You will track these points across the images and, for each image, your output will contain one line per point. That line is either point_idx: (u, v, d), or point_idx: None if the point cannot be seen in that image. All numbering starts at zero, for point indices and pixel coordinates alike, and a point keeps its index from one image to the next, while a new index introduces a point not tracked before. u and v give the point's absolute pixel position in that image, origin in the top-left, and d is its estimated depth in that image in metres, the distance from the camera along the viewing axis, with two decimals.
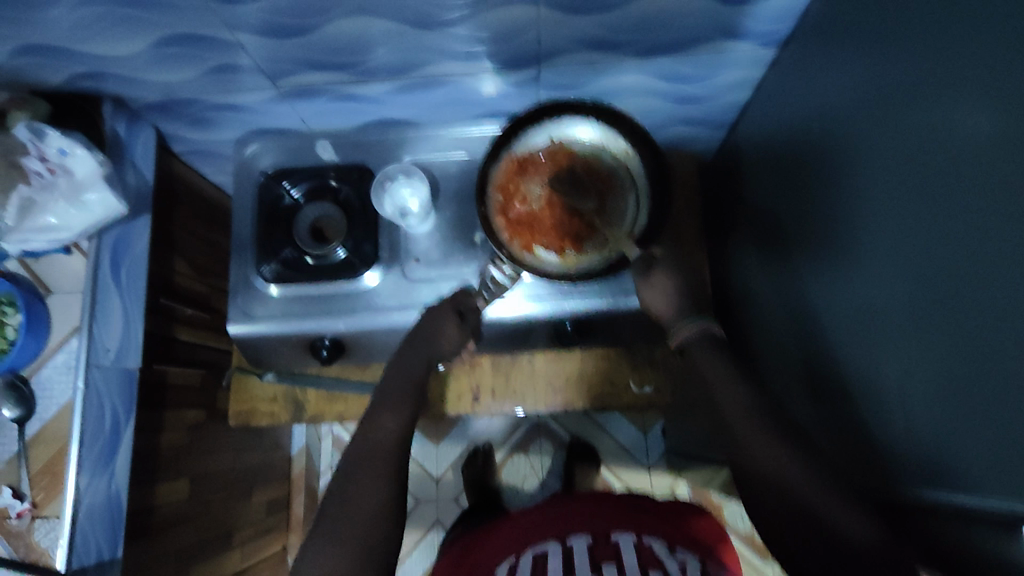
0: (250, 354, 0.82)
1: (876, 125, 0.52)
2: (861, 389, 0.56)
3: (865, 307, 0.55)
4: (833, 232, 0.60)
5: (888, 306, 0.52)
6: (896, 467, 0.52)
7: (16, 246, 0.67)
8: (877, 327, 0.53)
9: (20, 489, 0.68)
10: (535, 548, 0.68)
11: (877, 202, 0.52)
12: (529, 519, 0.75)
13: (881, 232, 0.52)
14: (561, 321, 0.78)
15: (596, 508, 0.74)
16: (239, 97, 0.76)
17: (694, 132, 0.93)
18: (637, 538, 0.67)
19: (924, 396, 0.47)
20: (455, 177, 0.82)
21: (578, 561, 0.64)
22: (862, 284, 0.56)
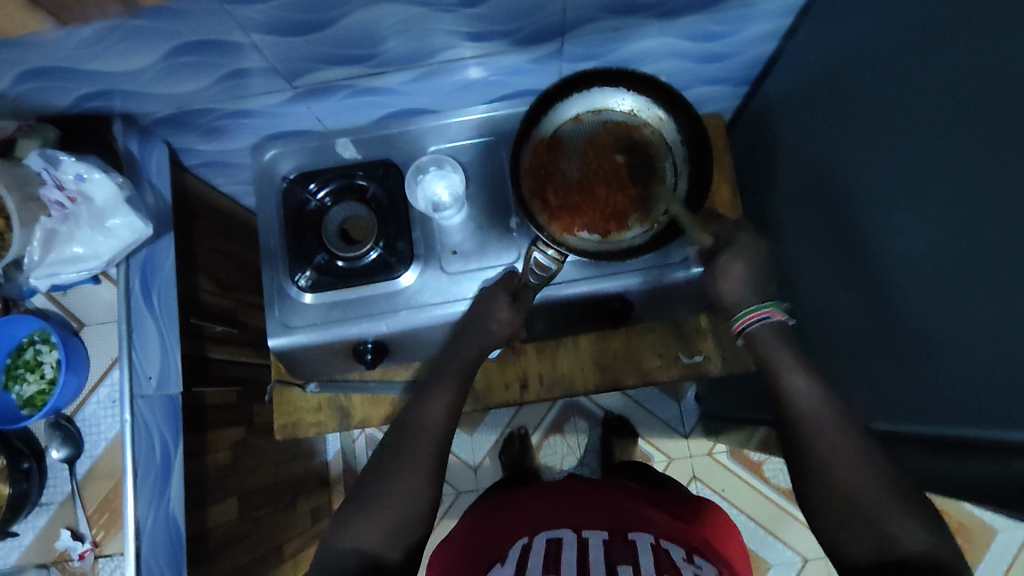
0: (290, 366, 0.80)
1: (977, 68, 0.50)
2: (953, 338, 0.55)
3: (960, 253, 0.54)
4: (914, 180, 0.58)
5: (993, 250, 0.50)
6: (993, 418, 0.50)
7: (45, 280, 0.65)
8: (977, 275, 0.52)
9: (79, 529, 0.66)
10: (549, 534, 0.66)
11: (978, 145, 0.51)
12: (537, 508, 0.73)
13: (982, 174, 0.50)
14: (610, 297, 0.76)
15: (611, 508, 0.72)
16: (252, 102, 0.73)
17: (718, 91, 0.90)
18: (654, 540, 0.65)
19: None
20: (481, 163, 0.78)
21: (593, 552, 0.62)
22: (956, 231, 0.54)
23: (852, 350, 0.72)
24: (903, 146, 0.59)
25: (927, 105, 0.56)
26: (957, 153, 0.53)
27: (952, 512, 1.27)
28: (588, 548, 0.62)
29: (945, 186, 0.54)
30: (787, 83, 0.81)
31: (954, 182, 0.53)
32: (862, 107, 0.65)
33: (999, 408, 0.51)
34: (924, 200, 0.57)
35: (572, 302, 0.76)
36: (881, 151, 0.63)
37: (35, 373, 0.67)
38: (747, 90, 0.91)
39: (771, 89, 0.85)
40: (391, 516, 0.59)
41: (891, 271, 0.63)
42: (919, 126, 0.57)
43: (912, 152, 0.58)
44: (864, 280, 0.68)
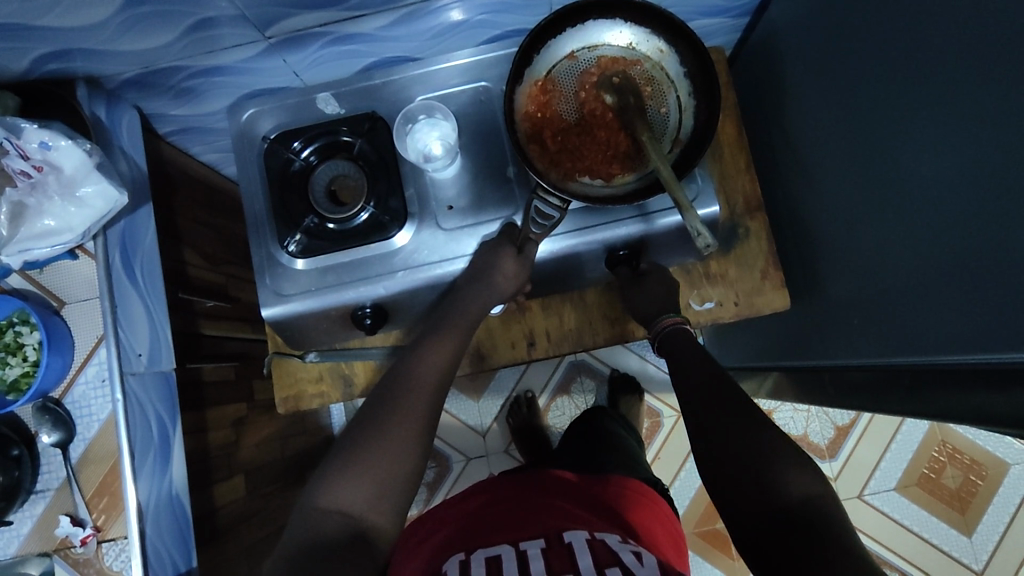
0: (287, 336, 0.77)
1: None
2: (975, 258, 0.52)
3: (983, 171, 0.50)
4: (932, 94, 0.54)
5: (1012, 158, 0.47)
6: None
7: (17, 257, 0.60)
8: (995, 187, 0.49)
9: (78, 515, 0.63)
10: (487, 550, 0.56)
11: (999, 49, 0.47)
12: (452, 525, 0.63)
13: (1002, 82, 0.47)
14: (614, 245, 0.72)
15: (555, 508, 0.63)
16: (223, 57, 0.68)
17: (716, 22, 0.85)
18: (589, 533, 0.57)
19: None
20: (472, 111, 0.74)
21: (532, 567, 0.52)
22: (973, 144, 0.51)
23: (864, 281, 0.68)
24: (917, 59, 0.56)
25: (945, 11, 0.52)
26: (980, 60, 0.49)
27: (965, 450, 1.26)
28: (525, 560, 0.53)
29: (966, 96, 0.51)
30: (790, 8, 0.76)
31: (975, 89, 0.50)
32: (871, 23, 0.61)
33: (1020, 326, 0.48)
34: (935, 113, 0.54)
35: (574, 255, 0.73)
36: (889, 67, 0.59)
37: (18, 356, 0.64)
38: (747, 21, 0.87)
39: (774, 16, 0.80)
40: (399, 485, 0.57)
41: (908, 201, 0.59)
42: (937, 36, 0.53)
43: (926, 65, 0.55)
44: (879, 209, 0.64)
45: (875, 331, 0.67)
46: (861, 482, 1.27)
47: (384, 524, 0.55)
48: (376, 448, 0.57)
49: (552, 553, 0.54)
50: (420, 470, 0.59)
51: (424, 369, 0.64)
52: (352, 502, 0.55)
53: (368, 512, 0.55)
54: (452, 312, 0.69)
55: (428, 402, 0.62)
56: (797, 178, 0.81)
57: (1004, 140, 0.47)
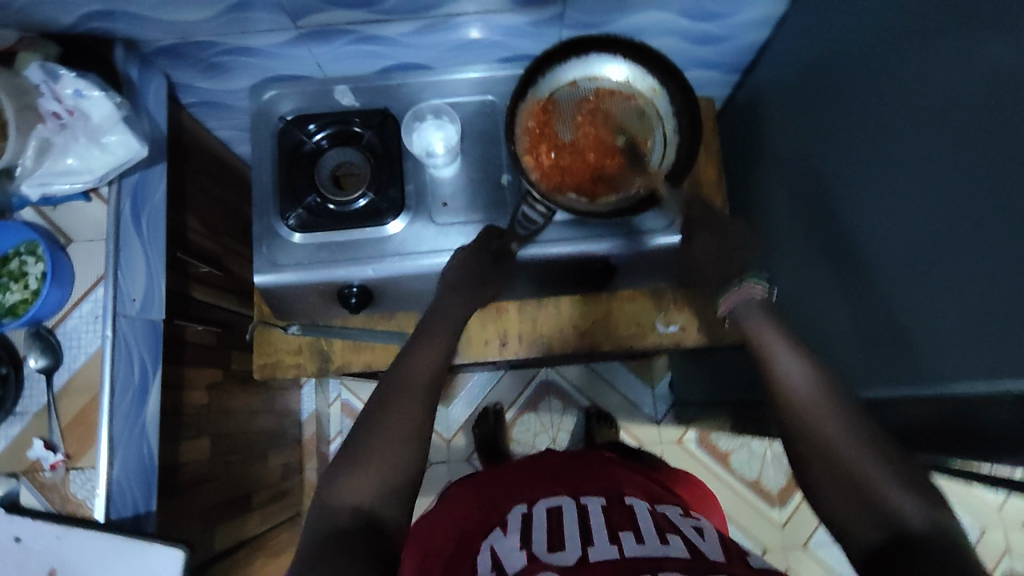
0: (274, 305, 0.81)
1: (946, 47, 0.54)
2: (916, 302, 0.58)
3: (928, 229, 0.57)
4: (892, 156, 0.61)
5: (954, 216, 0.53)
6: (948, 375, 0.54)
7: (37, 190, 0.65)
8: (938, 242, 0.55)
9: (52, 440, 0.66)
10: (549, 500, 0.62)
11: (947, 120, 0.54)
12: (507, 483, 0.70)
13: (946, 150, 0.54)
14: (592, 257, 0.78)
15: (613, 475, 0.69)
16: (256, 39, 0.74)
17: (710, 74, 0.93)
18: (651, 505, 0.61)
19: (989, 300, 0.50)
20: (476, 120, 0.80)
21: (592, 517, 0.57)
22: (922, 203, 0.57)
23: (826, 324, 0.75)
24: (878, 123, 0.63)
25: (904, 83, 0.59)
26: (929, 130, 0.56)
27: None
28: (586, 512, 0.58)
29: (921, 159, 0.57)
30: (774, 69, 0.84)
31: (927, 153, 0.56)
32: (842, 88, 0.69)
33: (954, 366, 0.54)
34: (893, 172, 0.61)
35: (554, 263, 0.78)
36: (857, 130, 0.66)
37: (20, 283, 0.67)
38: (737, 77, 0.95)
39: (760, 75, 0.88)
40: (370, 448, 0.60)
41: (863, 248, 0.66)
42: (896, 104, 0.60)
43: (885, 129, 0.62)
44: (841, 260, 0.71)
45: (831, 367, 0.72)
46: (806, 532, 1.36)
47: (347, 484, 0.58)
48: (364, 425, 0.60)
49: (611, 508, 0.59)
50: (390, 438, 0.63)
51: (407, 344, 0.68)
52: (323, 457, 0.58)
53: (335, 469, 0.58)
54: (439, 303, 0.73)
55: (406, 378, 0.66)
56: (767, 223, 0.88)
57: (943, 199, 0.54)
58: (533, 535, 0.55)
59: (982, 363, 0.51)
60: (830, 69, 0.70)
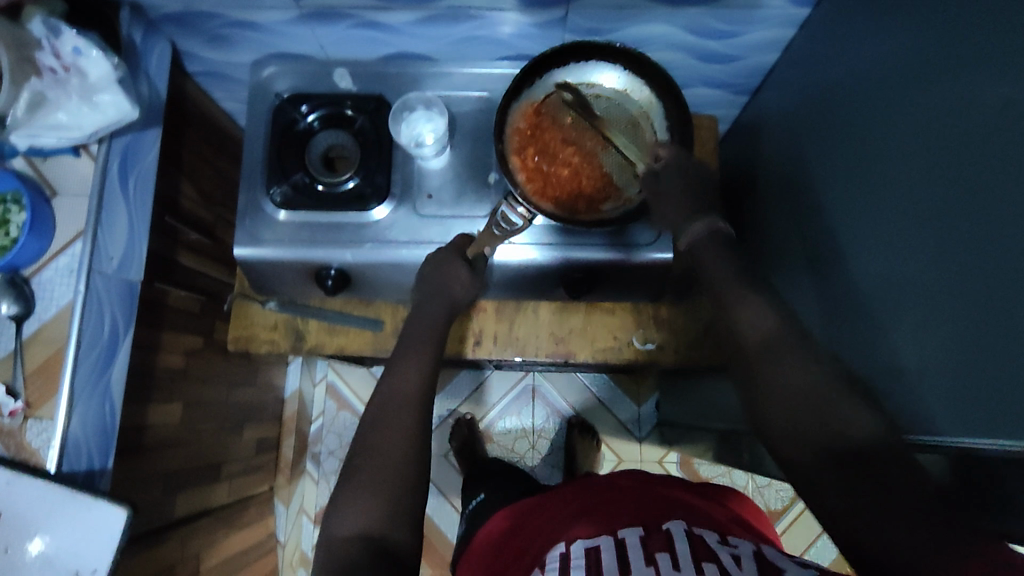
0: (253, 279, 0.82)
1: (939, 85, 0.53)
2: (892, 344, 0.56)
3: (905, 271, 0.55)
4: (878, 191, 0.60)
5: (931, 260, 0.52)
6: (922, 420, 0.52)
7: (23, 140, 0.66)
8: (915, 287, 0.54)
9: (14, 386, 0.67)
10: (589, 538, 0.59)
11: (932, 159, 0.52)
12: (550, 520, 0.67)
13: (929, 190, 0.53)
14: (570, 266, 0.77)
15: (662, 501, 0.65)
16: (261, 14, 0.75)
17: (717, 94, 0.92)
18: (688, 527, 0.58)
19: (958, 350, 0.48)
20: (470, 116, 0.80)
21: (630, 555, 0.54)
22: (902, 244, 0.56)
23: None
24: (868, 158, 0.62)
25: (896, 118, 0.58)
26: (916, 168, 0.55)
27: None
28: (625, 549, 0.55)
29: (903, 197, 0.56)
30: (779, 94, 0.83)
31: (912, 193, 0.55)
32: (838, 119, 0.67)
33: (922, 415, 0.52)
34: (877, 208, 0.60)
35: (533, 267, 0.78)
36: (846, 162, 0.65)
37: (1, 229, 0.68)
38: (744, 99, 0.93)
39: (765, 99, 0.87)
40: None
41: (845, 285, 0.65)
42: (888, 139, 0.59)
43: (874, 164, 0.61)
44: (824, 295, 0.69)
45: None
46: None
47: None
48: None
49: (650, 539, 0.57)
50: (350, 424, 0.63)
51: None
52: None
53: None
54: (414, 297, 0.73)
55: None
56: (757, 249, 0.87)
57: (925, 240, 0.53)
58: None
59: (950, 412, 0.49)
60: (830, 98, 0.69)
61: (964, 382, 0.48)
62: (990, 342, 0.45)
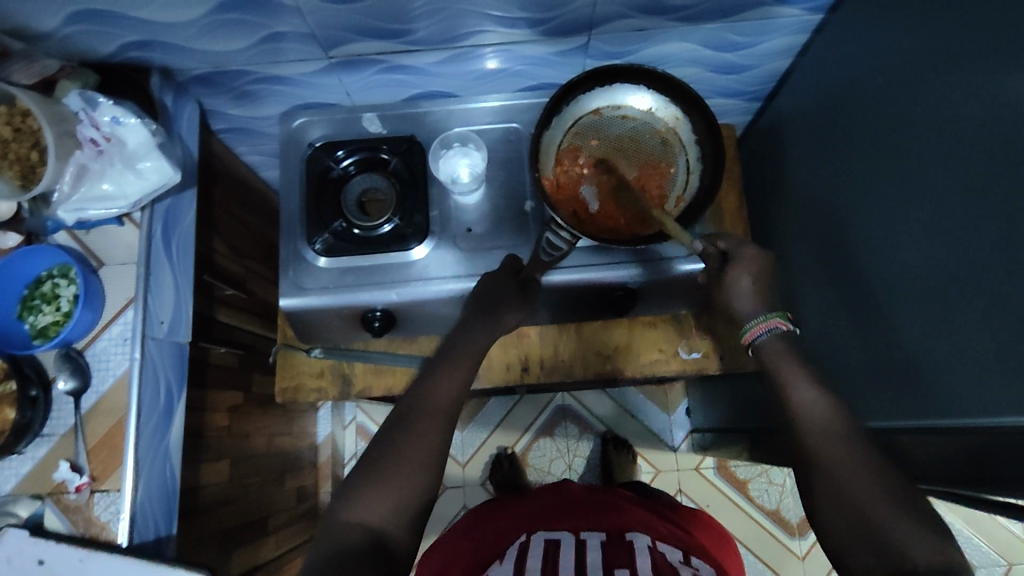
0: (298, 328, 0.82)
1: (956, 77, 0.55)
2: (927, 330, 0.58)
3: (940, 258, 0.56)
4: (904, 185, 0.61)
5: (968, 247, 0.53)
6: (966, 403, 0.53)
7: (71, 215, 0.66)
8: (952, 274, 0.55)
9: (78, 462, 0.66)
10: (550, 534, 0.72)
11: (958, 147, 0.54)
12: (523, 513, 0.79)
13: (960, 178, 0.54)
14: (615, 285, 0.77)
15: (627, 513, 0.77)
16: (288, 68, 0.76)
17: (732, 103, 0.94)
18: (651, 543, 0.69)
19: (1004, 331, 0.49)
20: (501, 148, 0.81)
21: (589, 552, 0.67)
22: (935, 235, 0.57)
23: (837, 353, 0.74)
24: (892, 153, 0.63)
25: (918, 113, 0.59)
26: (940, 158, 0.56)
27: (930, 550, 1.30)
28: (586, 547, 0.68)
29: (930, 190, 0.58)
30: (794, 98, 0.84)
31: (937, 183, 0.57)
32: (857, 119, 0.69)
33: (964, 399, 0.53)
34: (903, 203, 0.61)
35: (579, 288, 0.78)
36: (869, 160, 0.67)
37: (51, 305, 0.68)
38: (758, 105, 0.96)
39: (779, 104, 0.89)
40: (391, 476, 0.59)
41: (876, 276, 0.66)
42: (910, 132, 0.60)
43: (898, 160, 0.62)
44: (853, 291, 0.71)
45: (848, 395, 0.72)
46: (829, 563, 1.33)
47: (379, 520, 0.59)
48: (393, 459, 0.62)
49: (610, 544, 0.69)
50: (421, 465, 0.62)
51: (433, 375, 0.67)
52: (375, 517, 0.59)
53: (386, 512, 0.59)
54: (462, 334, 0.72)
55: (447, 418, 0.65)
56: (784, 250, 0.88)
57: (960, 226, 0.54)
58: (529, 565, 0.65)
59: (1004, 393, 0.50)
60: (847, 98, 0.71)
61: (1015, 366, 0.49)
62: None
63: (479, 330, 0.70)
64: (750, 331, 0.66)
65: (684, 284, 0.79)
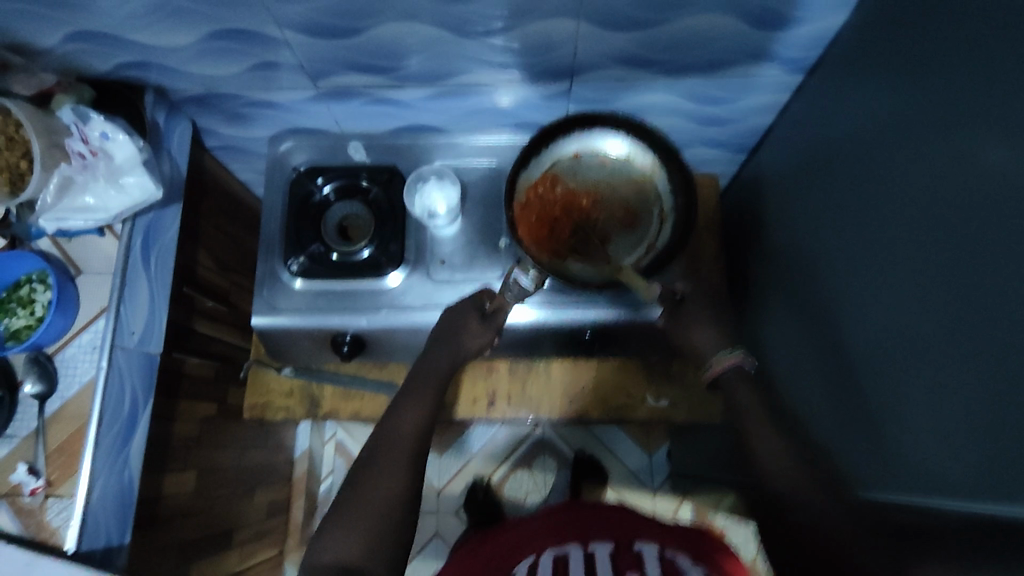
0: (269, 347, 0.83)
1: (905, 149, 0.55)
2: (880, 399, 0.58)
3: (890, 328, 0.56)
4: (860, 251, 0.61)
5: (910, 321, 0.53)
6: (903, 475, 0.53)
7: (52, 224, 0.68)
8: (896, 347, 0.55)
9: (36, 466, 0.67)
10: (557, 549, 0.72)
11: (905, 220, 0.55)
12: (524, 533, 0.79)
13: (905, 250, 0.54)
14: (580, 327, 0.78)
15: (633, 524, 0.76)
16: (279, 94, 0.78)
17: (717, 153, 0.96)
18: (659, 549, 0.69)
19: (937, 408, 0.49)
20: (480, 183, 0.83)
21: (600, 564, 0.67)
22: (886, 304, 0.57)
23: (802, 411, 0.73)
24: (851, 219, 0.63)
25: (872, 182, 0.60)
26: (891, 229, 0.57)
27: None
28: (596, 560, 0.68)
29: (880, 259, 0.58)
30: (774, 153, 0.85)
31: (888, 255, 0.57)
32: (821, 181, 0.70)
33: (919, 478, 0.52)
34: (858, 270, 0.61)
35: (546, 327, 0.79)
36: (830, 223, 0.67)
37: (26, 309, 0.70)
38: (743, 157, 0.97)
39: (761, 158, 0.90)
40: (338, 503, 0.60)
41: (836, 339, 0.66)
42: (866, 200, 0.61)
43: (855, 225, 0.62)
44: (815, 350, 0.71)
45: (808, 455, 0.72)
46: None
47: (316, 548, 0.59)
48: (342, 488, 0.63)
49: (618, 555, 0.69)
50: (368, 492, 0.62)
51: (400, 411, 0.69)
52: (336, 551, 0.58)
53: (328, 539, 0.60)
54: (427, 370, 0.73)
55: (399, 449, 0.65)
56: (757, 302, 0.89)
57: (904, 293, 0.54)
58: None
59: (937, 474, 0.49)
60: (815, 159, 0.72)
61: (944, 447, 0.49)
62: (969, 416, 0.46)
63: (440, 356, 0.73)
64: (715, 365, 0.70)
65: (650, 331, 0.79)
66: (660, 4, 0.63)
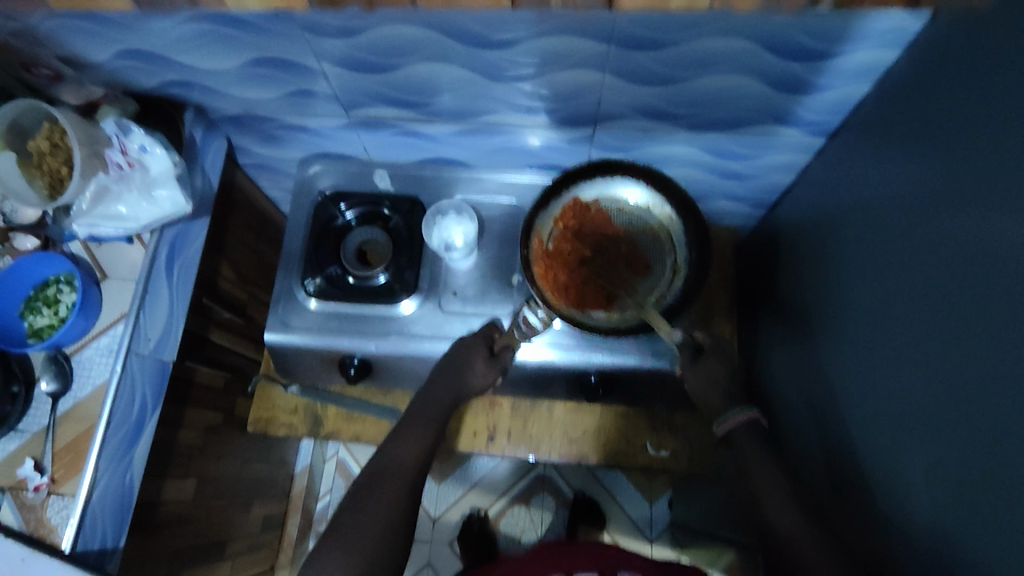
0: (278, 363, 0.85)
1: (914, 222, 0.56)
2: (882, 471, 0.57)
3: (898, 403, 0.55)
4: (867, 319, 0.61)
5: (914, 396, 0.53)
6: (913, 550, 0.52)
7: (85, 229, 0.71)
8: (905, 423, 0.54)
9: (43, 462, 0.69)
10: None
11: (912, 293, 0.54)
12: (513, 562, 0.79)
13: (911, 323, 0.54)
14: (586, 372, 0.79)
15: (622, 553, 0.77)
16: (311, 120, 0.81)
17: (735, 206, 0.96)
18: None
19: (949, 492, 0.48)
20: (498, 220, 0.84)
21: None
22: (890, 377, 0.57)
23: (808, 473, 0.72)
24: (858, 286, 0.64)
25: (880, 251, 0.60)
26: (897, 300, 0.57)
27: None
28: None
29: (886, 331, 0.58)
30: (790, 212, 0.86)
31: (895, 326, 0.57)
32: (832, 246, 0.70)
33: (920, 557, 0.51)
34: (865, 339, 0.61)
35: (554, 368, 0.79)
36: (839, 287, 0.67)
37: (50, 309, 0.73)
38: (762, 212, 0.97)
39: (778, 216, 0.90)
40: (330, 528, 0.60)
41: (842, 405, 0.65)
42: (874, 268, 0.61)
43: (864, 293, 0.62)
44: (822, 413, 0.70)
45: None
46: None
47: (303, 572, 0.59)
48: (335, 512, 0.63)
49: None
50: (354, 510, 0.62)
51: (399, 432, 0.70)
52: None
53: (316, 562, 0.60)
54: (422, 407, 0.72)
55: (391, 480, 0.64)
56: (767, 358, 0.88)
57: (907, 365, 0.54)
58: None
59: (950, 562, 0.47)
60: (828, 223, 0.72)
61: (951, 529, 0.48)
62: (979, 504, 0.45)
63: (442, 393, 0.73)
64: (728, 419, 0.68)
65: (654, 380, 0.79)
66: (684, 63, 0.65)
